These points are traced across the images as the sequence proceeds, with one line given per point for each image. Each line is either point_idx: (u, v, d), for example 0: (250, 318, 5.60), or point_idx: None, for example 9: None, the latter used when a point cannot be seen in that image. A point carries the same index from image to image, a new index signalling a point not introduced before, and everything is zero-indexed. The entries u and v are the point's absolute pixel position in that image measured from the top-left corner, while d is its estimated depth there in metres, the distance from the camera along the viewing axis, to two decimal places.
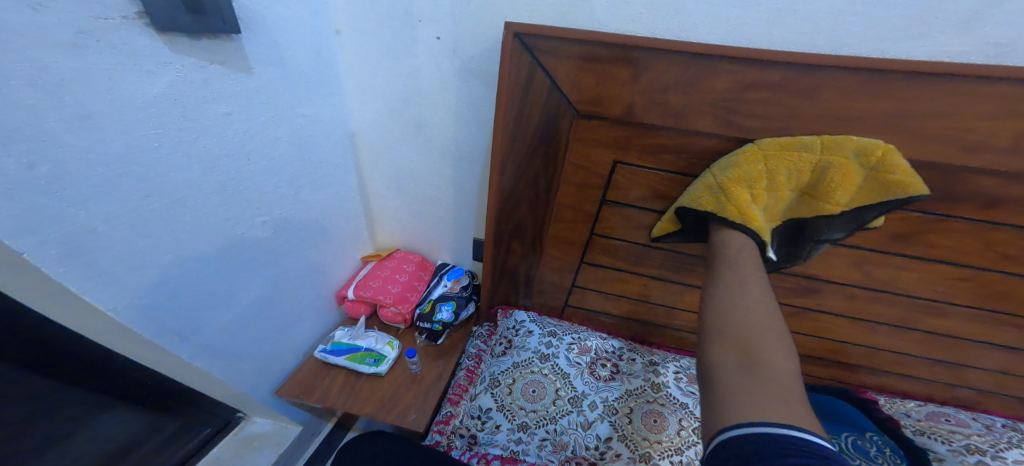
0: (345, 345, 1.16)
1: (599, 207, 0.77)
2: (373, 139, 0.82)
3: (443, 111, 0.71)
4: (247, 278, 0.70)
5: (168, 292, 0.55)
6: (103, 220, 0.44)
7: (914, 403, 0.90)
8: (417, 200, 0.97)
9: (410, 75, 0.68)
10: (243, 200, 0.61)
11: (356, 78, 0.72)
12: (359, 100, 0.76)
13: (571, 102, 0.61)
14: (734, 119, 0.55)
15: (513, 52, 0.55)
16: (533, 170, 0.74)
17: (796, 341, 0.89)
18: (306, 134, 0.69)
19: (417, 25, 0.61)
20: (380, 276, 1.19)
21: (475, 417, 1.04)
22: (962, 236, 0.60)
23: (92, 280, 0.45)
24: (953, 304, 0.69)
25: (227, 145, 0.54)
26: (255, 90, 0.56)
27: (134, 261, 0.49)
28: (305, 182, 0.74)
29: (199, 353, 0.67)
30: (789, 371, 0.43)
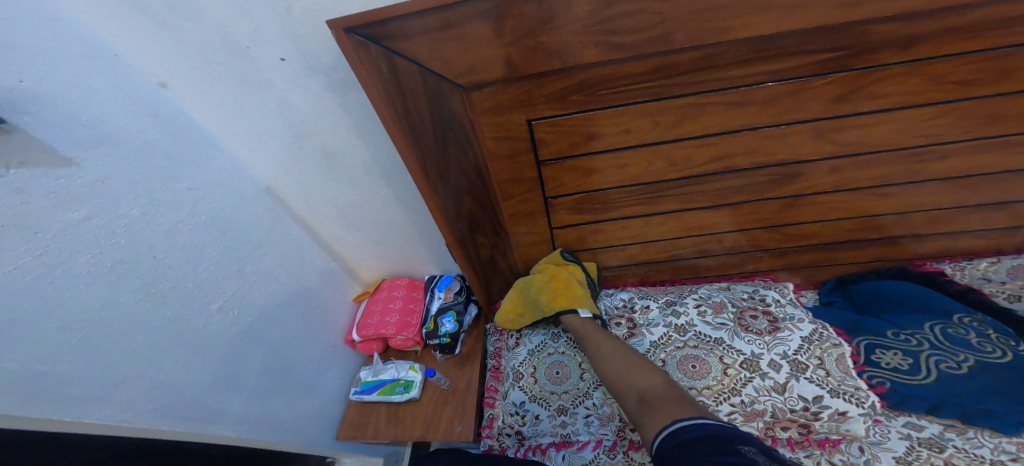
0: (372, 383, 1.18)
1: (539, 171, 0.70)
2: (291, 184, 0.81)
3: (341, 131, 0.70)
4: (237, 352, 0.73)
5: (167, 392, 0.59)
6: (36, 360, 0.44)
7: (988, 263, 0.80)
8: (374, 225, 0.97)
9: (282, 107, 0.65)
10: (177, 295, 0.61)
11: (228, 129, 0.68)
12: (253, 153, 0.74)
13: (450, 79, 0.55)
14: (615, 41, 0.47)
15: (361, 53, 0.49)
16: (454, 161, 0.68)
17: (805, 233, 0.79)
18: (209, 206, 0.68)
19: (250, 52, 0.56)
20: (376, 311, 1.21)
21: (514, 413, 1.00)
22: (917, 75, 0.51)
23: (83, 406, 0.48)
24: (947, 143, 0.60)
25: (119, 252, 0.53)
26: (97, 182, 0.52)
27: (108, 381, 0.51)
28: (243, 252, 0.75)
29: (242, 427, 0.73)
30: (669, 383, 0.65)
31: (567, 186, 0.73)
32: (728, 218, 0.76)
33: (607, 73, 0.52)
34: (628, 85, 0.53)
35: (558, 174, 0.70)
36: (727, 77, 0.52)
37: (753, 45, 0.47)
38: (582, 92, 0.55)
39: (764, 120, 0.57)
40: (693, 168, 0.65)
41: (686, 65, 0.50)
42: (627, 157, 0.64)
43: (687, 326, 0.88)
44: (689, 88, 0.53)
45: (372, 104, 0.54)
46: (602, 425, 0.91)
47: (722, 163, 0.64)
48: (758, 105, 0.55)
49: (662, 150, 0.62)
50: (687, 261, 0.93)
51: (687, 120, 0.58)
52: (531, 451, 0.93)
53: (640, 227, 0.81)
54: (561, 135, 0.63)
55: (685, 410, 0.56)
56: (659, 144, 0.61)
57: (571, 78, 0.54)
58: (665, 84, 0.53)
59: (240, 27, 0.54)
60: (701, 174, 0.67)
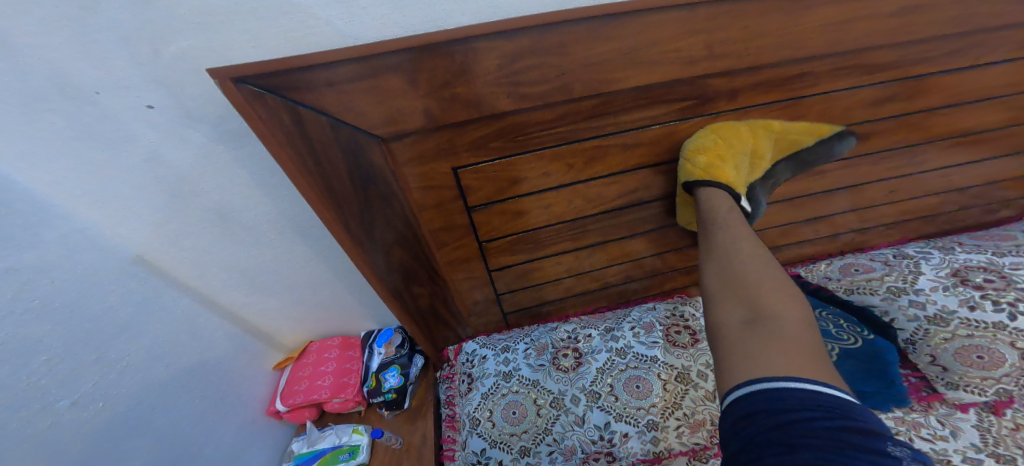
0: (308, 455, 1.02)
1: (470, 217, 0.70)
2: (172, 250, 0.68)
3: (238, 187, 0.61)
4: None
5: None
6: None
7: (826, 263, 0.97)
8: (288, 287, 0.87)
9: (152, 161, 0.54)
10: (1, 407, 0.48)
11: (85, 196, 0.55)
12: (116, 219, 0.60)
13: (367, 130, 0.52)
14: (524, 91, 0.50)
15: (255, 103, 0.45)
16: (378, 213, 0.64)
17: None
18: (51, 288, 0.55)
19: (99, 97, 0.45)
20: (304, 376, 1.07)
21: (474, 464, 0.93)
22: (754, 117, 0.64)
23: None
24: (776, 173, 0.77)
25: None
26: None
27: None
28: (95, 341, 0.60)
29: None
30: (800, 328, 0.42)
31: (497, 229, 0.73)
32: (646, 244, 0.84)
33: (521, 121, 0.55)
34: (543, 132, 0.57)
35: (488, 219, 0.71)
36: (627, 122, 0.58)
37: (642, 94, 0.55)
38: (500, 140, 0.57)
39: (659, 156, 0.65)
40: (608, 202, 0.71)
41: (591, 112, 0.56)
42: (549, 197, 0.68)
43: (625, 348, 0.97)
44: (596, 131, 0.58)
45: (268, 150, 0.49)
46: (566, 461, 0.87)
47: (629, 197, 0.71)
48: (650, 146, 0.63)
49: (578, 189, 0.67)
50: (616, 288, 0.99)
51: (599, 160, 0.63)
52: None
53: (570, 261, 0.85)
54: (485, 181, 0.64)
55: (801, 371, 0.37)
56: (575, 182, 0.66)
57: (488, 127, 0.55)
58: (575, 130, 0.58)
59: (97, 77, 0.43)
60: (618, 206, 0.73)
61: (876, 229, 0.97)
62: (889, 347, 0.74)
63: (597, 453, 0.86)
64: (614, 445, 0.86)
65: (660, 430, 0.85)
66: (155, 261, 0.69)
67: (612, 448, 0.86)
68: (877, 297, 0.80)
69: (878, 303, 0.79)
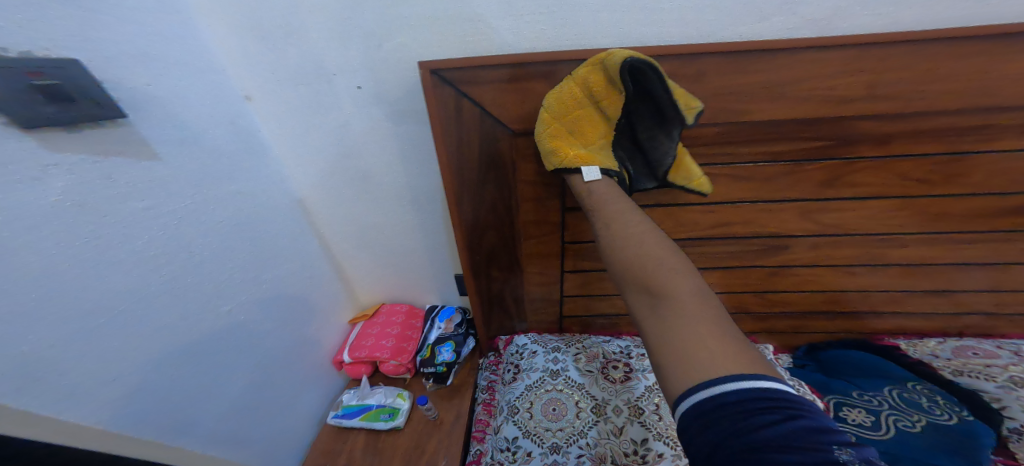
0: (356, 407, 1.12)
1: (561, 217, 0.77)
2: (321, 198, 0.84)
3: (386, 158, 0.75)
4: (231, 362, 0.71)
5: (150, 402, 0.57)
6: (54, 347, 0.45)
7: (935, 341, 0.88)
8: (388, 251, 1.00)
9: (341, 128, 0.71)
10: (200, 294, 0.62)
11: (285, 141, 0.74)
12: (297, 166, 0.78)
13: (505, 122, 0.62)
14: (651, 110, 0.57)
15: (436, 88, 0.58)
16: (489, 196, 0.74)
17: (790, 300, 0.85)
18: (245, 211, 0.70)
19: (333, 78, 0.64)
20: (372, 333, 1.18)
21: (504, 449, 0.97)
22: (885, 171, 0.62)
23: (60, 407, 0.46)
24: (913, 233, 0.69)
25: (162, 242, 0.56)
26: (171, 176, 0.57)
27: (105, 376, 0.50)
28: (263, 262, 0.76)
29: (209, 445, 0.69)
30: (709, 316, 0.45)
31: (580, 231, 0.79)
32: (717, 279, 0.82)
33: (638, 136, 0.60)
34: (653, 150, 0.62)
35: (578, 223, 0.78)
36: (738, 152, 0.62)
37: (759, 128, 0.58)
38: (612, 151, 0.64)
39: (762, 193, 0.67)
40: (699, 230, 0.73)
41: (705, 137, 0.60)
42: None
43: None
44: (705, 157, 0.63)
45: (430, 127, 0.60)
46: None
47: (724, 229, 0.72)
48: (761, 181, 0.65)
49: (673, 211, 0.70)
50: None
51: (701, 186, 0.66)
52: None
53: None
54: None
55: (722, 367, 0.40)
56: (671, 204, 0.70)
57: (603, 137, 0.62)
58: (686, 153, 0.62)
59: (333, 56, 0.61)
60: (706, 236, 0.74)
61: (1017, 317, 0.83)
62: (988, 432, 0.67)
63: None
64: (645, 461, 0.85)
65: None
66: (309, 205, 0.86)
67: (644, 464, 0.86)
68: (992, 384, 0.75)
69: (992, 390, 0.74)
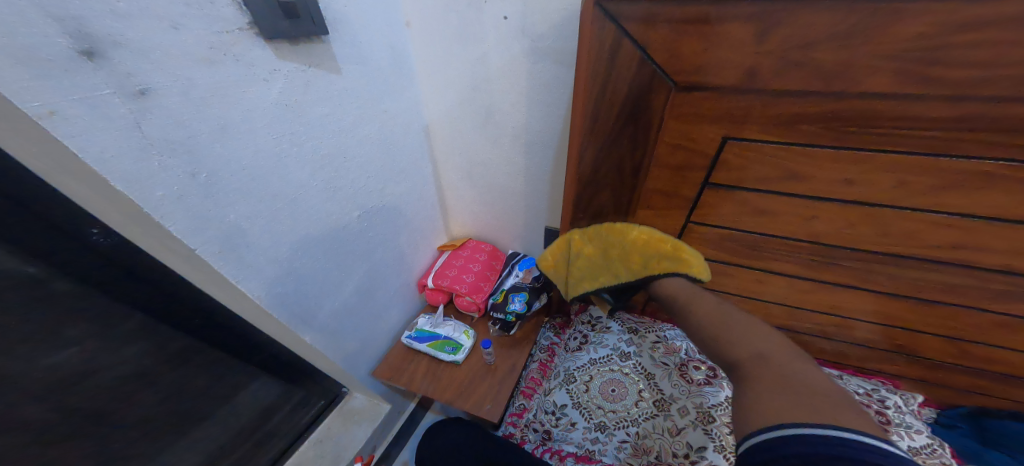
0: (426, 333, 1.20)
1: (699, 191, 0.65)
2: (446, 129, 0.87)
3: (514, 97, 0.73)
4: (349, 268, 0.80)
5: (294, 281, 0.64)
6: (248, 219, 0.51)
7: None
8: (489, 189, 1.00)
9: (480, 61, 0.69)
10: (345, 198, 0.69)
11: (428, 71, 0.75)
12: (432, 96, 0.80)
13: (666, 73, 0.52)
14: (928, 74, 0.41)
15: (597, 24, 0.50)
16: (619, 152, 0.65)
17: (994, 356, 0.67)
18: (389, 129, 0.74)
19: (485, 7, 0.62)
20: (455, 265, 1.22)
21: (549, 412, 1.01)
22: None
23: (246, 272, 0.54)
24: None
25: (329, 146, 0.60)
26: (346, 91, 0.60)
27: (272, 255, 0.57)
28: (389, 179, 0.81)
29: (319, 334, 0.78)
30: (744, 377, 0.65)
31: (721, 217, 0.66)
32: (872, 305, 0.68)
33: (871, 109, 0.45)
34: (890, 130, 0.47)
35: (716, 203, 0.65)
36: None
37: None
38: (818, 125, 0.49)
39: None
40: (901, 246, 0.57)
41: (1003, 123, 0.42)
42: (817, 209, 0.58)
43: None
44: (979, 149, 0.45)
45: (577, 61, 0.56)
46: (633, 456, 0.89)
47: (936, 253, 0.56)
48: None
49: (874, 214, 0.55)
50: (805, 337, 0.83)
51: (936, 191, 0.50)
52: (551, 452, 0.96)
53: (779, 287, 0.73)
54: (754, 164, 0.56)
55: None
56: (880, 206, 0.54)
57: (811, 106, 0.48)
58: (941, 141, 0.46)
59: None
60: (906, 253, 0.58)
61: None
62: None
63: None
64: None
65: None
66: (433, 133, 0.89)
67: None
68: None
69: None
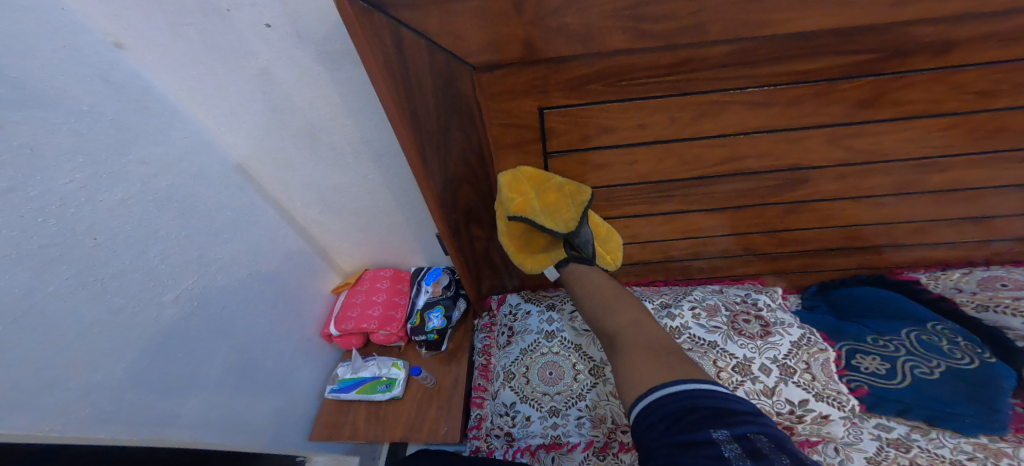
0: (352, 380, 1.11)
1: (544, 163, 0.66)
2: (266, 163, 0.76)
3: (331, 110, 0.66)
4: (207, 348, 0.70)
5: (110, 395, 0.55)
6: None
7: (959, 273, 0.83)
8: (356, 213, 0.93)
9: (263, 77, 0.61)
10: (130, 279, 0.56)
11: (193, 99, 0.61)
12: (224, 129, 0.67)
13: (459, 57, 0.51)
14: (643, 29, 0.45)
15: (364, 21, 0.44)
16: (456, 145, 0.63)
17: (812, 236, 0.80)
18: (167, 183, 0.61)
19: (229, 16, 0.52)
20: (357, 303, 1.13)
21: (503, 414, 0.95)
22: (927, 87, 0.52)
23: (5, 415, 0.42)
24: (955, 156, 0.61)
25: (57, 228, 0.47)
26: (44, 146, 0.45)
27: (39, 381, 0.46)
28: (205, 237, 0.69)
29: (201, 429, 0.69)
30: (626, 345, 0.55)
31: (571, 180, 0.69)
32: (720, 219, 0.77)
33: (626, 62, 0.50)
34: (654, 76, 0.52)
35: (566, 168, 0.67)
36: (762, 74, 0.51)
37: (778, 42, 0.47)
38: (602, 82, 0.53)
39: (782, 120, 0.57)
40: (705, 168, 0.66)
41: (726, 57, 0.49)
42: (640, 154, 0.63)
43: (682, 329, 0.81)
44: (707, 86, 0.53)
45: (367, 70, 0.49)
46: (593, 428, 0.88)
47: (735, 164, 0.65)
48: (782, 107, 0.55)
49: (671, 149, 0.62)
50: (683, 263, 0.92)
51: (702, 119, 0.58)
52: (520, 452, 0.90)
53: (641, 226, 0.80)
54: (573, 127, 0.59)
55: (658, 376, 0.46)
56: (671, 142, 0.61)
57: (590, 67, 0.51)
58: (698, 79, 0.52)
59: None
60: (710, 175, 0.68)
61: None
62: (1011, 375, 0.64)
63: (628, 425, 0.85)
64: None
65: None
66: (250, 171, 0.76)
67: None
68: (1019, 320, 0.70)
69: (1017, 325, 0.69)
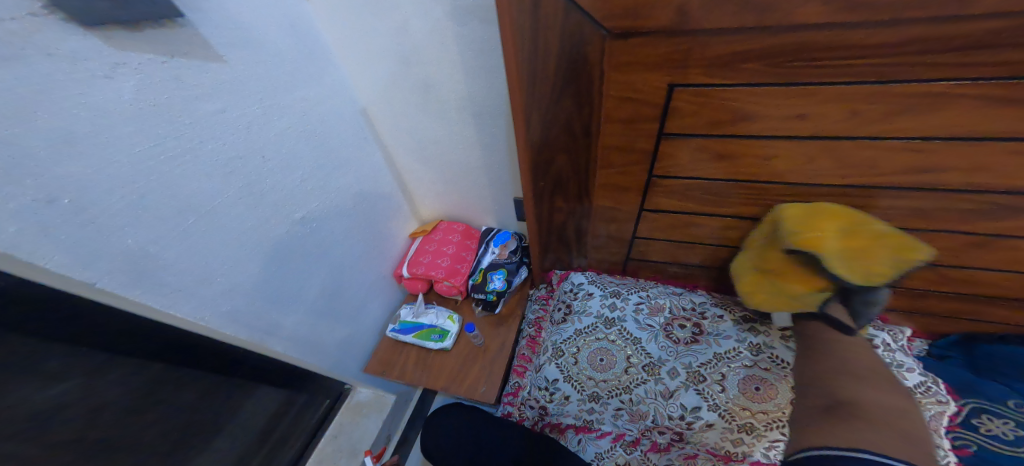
0: (411, 324, 1.18)
1: (656, 143, 0.62)
2: (386, 112, 0.84)
3: (449, 66, 0.69)
4: (312, 271, 0.79)
5: (245, 298, 0.63)
6: (150, 241, 0.47)
7: None
8: (447, 167, 0.98)
9: (400, 31, 0.65)
10: (273, 200, 0.64)
11: (344, 45, 0.71)
12: (360, 74, 0.76)
13: (597, 20, 0.48)
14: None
15: None
16: (564, 113, 0.62)
17: (971, 276, 0.67)
18: (316, 118, 0.69)
19: None
20: (429, 251, 1.21)
21: (542, 388, 0.98)
22: None
23: (170, 296, 0.51)
24: None
25: (238, 145, 0.55)
26: (235, 81, 0.53)
27: (200, 275, 0.54)
28: (330, 172, 0.76)
29: (293, 343, 0.79)
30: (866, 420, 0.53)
31: (682, 166, 0.65)
32: None
33: (808, 37, 0.42)
34: (833, 59, 0.44)
35: (676, 154, 0.63)
36: (987, 67, 0.41)
37: None
38: (755, 61, 0.47)
39: (981, 129, 0.46)
40: (869, 174, 0.56)
41: (941, 44, 0.40)
42: (778, 146, 0.56)
43: (764, 347, 0.86)
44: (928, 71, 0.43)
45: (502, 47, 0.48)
46: (631, 421, 0.89)
47: (910, 176, 0.54)
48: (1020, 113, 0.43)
49: (830, 145, 0.53)
50: None
51: (896, 114, 0.47)
52: (551, 425, 0.98)
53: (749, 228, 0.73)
54: (703, 108, 0.55)
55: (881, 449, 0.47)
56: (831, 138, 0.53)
57: (748, 42, 0.45)
58: (898, 65, 0.43)
59: None
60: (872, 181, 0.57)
61: None
62: None
63: (668, 428, 0.84)
64: (690, 429, 0.83)
65: (751, 437, 0.79)
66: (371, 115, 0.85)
67: (687, 430, 0.83)
68: None
69: None
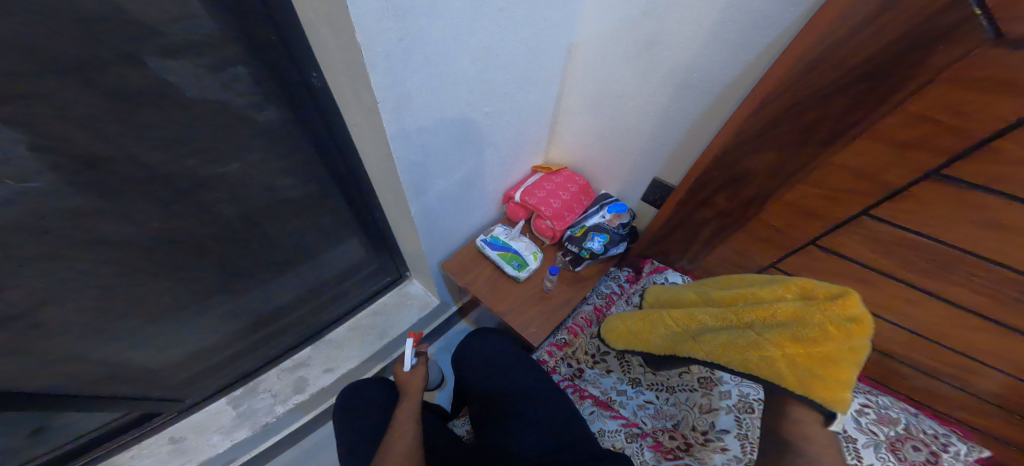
0: (500, 242, 1.24)
1: (915, 179, 0.56)
2: (592, 50, 0.92)
3: (691, 30, 0.73)
4: (465, 153, 0.92)
5: (420, 139, 0.77)
6: (406, 54, 0.61)
7: None
8: (612, 120, 1.03)
9: None
10: (475, 75, 0.77)
11: None
12: (593, 12, 0.85)
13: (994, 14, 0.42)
14: None
15: None
16: (827, 106, 0.59)
17: None
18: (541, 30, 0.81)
19: None
20: (545, 188, 1.22)
21: (589, 354, 1.07)
22: None
23: (392, 104, 0.66)
24: None
25: (484, 19, 0.68)
26: None
27: (410, 100, 0.68)
28: (518, 77, 0.87)
29: (421, 201, 0.93)
30: None
31: (922, 216, 0.58)
32: None
33: None
34: None
35: (928, 199, 0.56)
36: None
37: None
38: None
39: None
40: None
41: None
42: None
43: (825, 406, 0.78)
44: None
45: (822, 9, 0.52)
46: (652, 416, 0.92)
47: None
48: None
49: None
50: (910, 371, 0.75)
51: None
52: (577, 388, 1.03)
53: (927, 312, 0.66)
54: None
55: None
56: None
57: None
58: None
59: None
60: None
61: None
62: None
63: (683, 435, 0.86)
64: (704, 443, 0.82)
65: None
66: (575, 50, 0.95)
67: (700, 443, 0.83)
68: None
69: None
